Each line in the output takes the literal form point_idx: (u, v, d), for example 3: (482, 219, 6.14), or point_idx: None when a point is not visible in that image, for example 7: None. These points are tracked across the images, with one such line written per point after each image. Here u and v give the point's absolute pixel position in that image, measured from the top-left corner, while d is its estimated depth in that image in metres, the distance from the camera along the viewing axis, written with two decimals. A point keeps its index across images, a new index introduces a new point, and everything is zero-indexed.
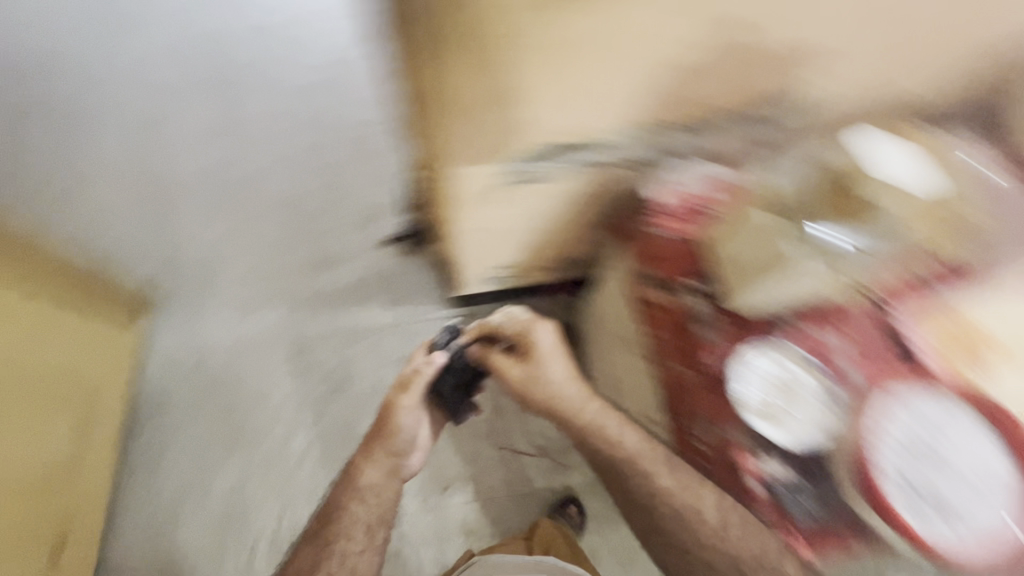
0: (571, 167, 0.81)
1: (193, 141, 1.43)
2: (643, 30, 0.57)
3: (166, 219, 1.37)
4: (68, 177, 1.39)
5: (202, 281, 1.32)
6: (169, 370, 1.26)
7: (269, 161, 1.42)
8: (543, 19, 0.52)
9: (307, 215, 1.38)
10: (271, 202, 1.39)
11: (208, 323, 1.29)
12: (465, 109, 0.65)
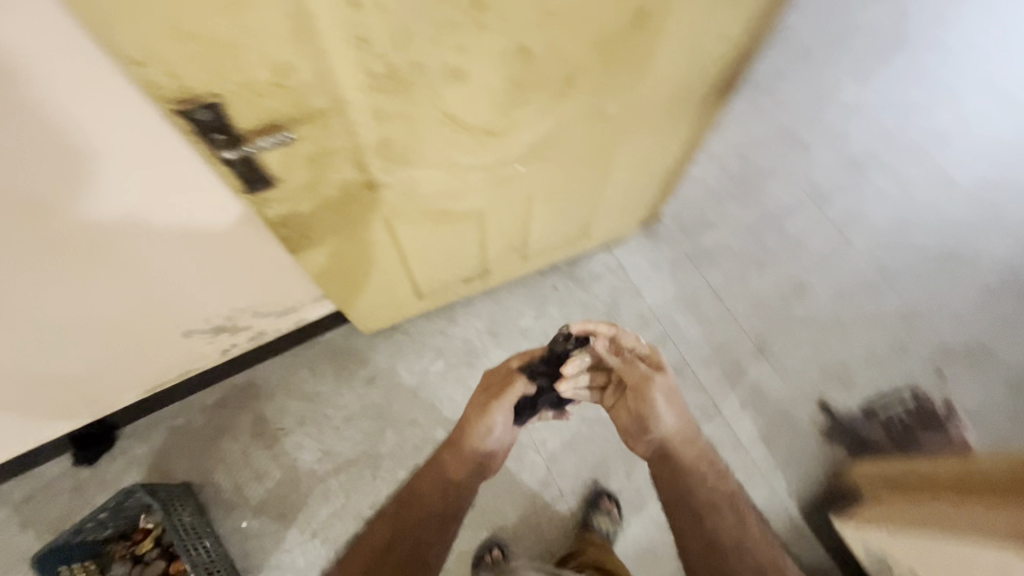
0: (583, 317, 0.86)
1: (892, 281, 1.46)
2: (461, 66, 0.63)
3: (805, 244, 1.52)
4: (782, 182, 1.60)
5: (790, 252, 1.50)
6: (710, 206, 1.55)
7: (852, 253, 1.52)
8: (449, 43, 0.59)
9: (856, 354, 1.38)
10: (855, 337, 1.40)
11: (760, 265, 1.48)
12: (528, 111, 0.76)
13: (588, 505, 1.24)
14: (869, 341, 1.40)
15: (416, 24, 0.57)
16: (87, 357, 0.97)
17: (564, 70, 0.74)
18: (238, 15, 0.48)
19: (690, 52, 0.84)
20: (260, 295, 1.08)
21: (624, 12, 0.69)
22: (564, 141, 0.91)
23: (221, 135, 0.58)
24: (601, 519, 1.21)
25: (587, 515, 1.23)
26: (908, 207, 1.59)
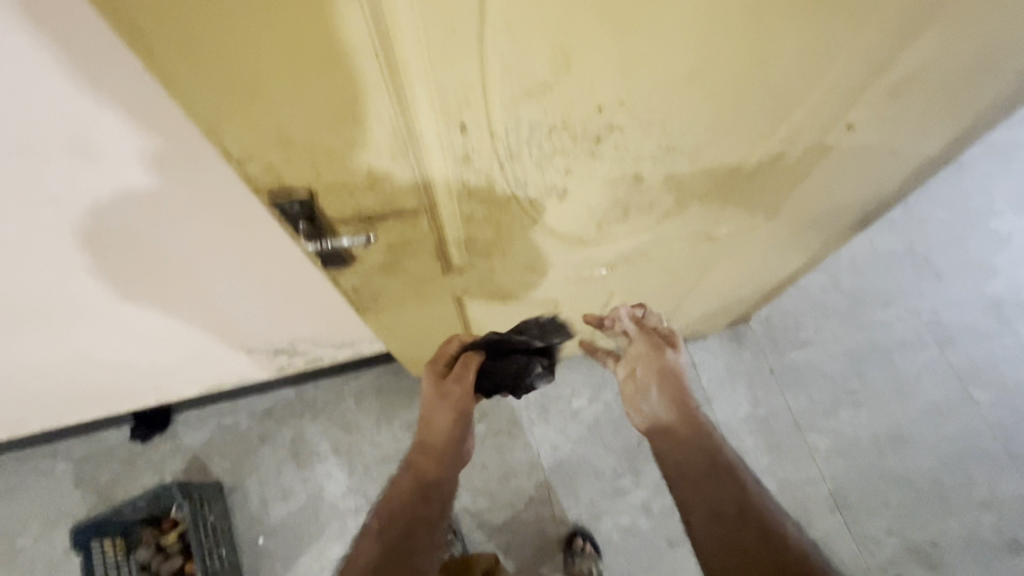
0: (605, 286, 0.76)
1: (1003, 460, 1.25)
2: (647, 52, 0.44)
3: (910, 383, 1.33)
4: (896, 310, 1.41)
5: (890, 393, 1.32)
6: (803, 318, 1.40)
7: (966, 408, 1.31)
8: (644, 33, 0.42)
9: (946, 529, 1.20)
10: (947, 509, 1.21)
11: (853, 402, 1.32)
12: (684, 140, 0.55)
13: (567, 544, 1.19)
14: (959, 517, 1.21)
15: (524, 149, 0.53)
16: (156, 354, 1.02)
17: (677, 197, 0.67)
18: (342, 130, 0.46)
19: (827, 193, 0.74)
20: (320, 329, 1.08)
21: (761, 154, 0.61)
22: (659, 254, 0.84)
23: (307, 226, 0.57)
24: (580, 561, 1.16)
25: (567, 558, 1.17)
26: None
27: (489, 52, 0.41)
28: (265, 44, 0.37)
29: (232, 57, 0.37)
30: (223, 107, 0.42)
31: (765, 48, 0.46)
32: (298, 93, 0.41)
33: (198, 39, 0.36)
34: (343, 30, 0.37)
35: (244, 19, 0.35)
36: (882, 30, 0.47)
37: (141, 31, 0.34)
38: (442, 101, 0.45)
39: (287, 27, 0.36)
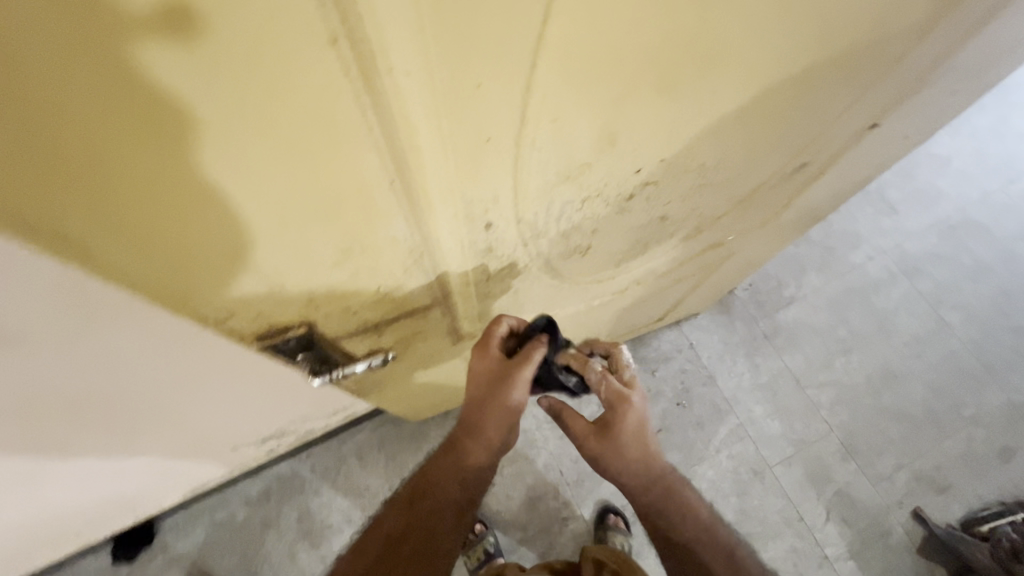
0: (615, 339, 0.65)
1: (981, 375, 1.34)
2: (704, 93, 0.35)
3: (889, 319, 1.39)
4: (865, 251, 1.45)
5: (874, 332, 1.37)
6: (783, 276, 1.42)
7: (942, 332, 1.38)
8: (705, 75, 0.33)
9: (947, 450, 1.27)
10: (943, 431, 1.29)
11: (843, 349, 1.36)
12: (722, 164, 0.49)
13: (599, 523, 1.19)
14: (954, 436, 1.28)
15: (551, 225, 0.45)
16: (126, 481, 0.88)
17: (698, 222, 0.62)
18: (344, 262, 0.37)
19: (834, 182, 0.70)
20: (311, 412, 0.97)
21: (785, 166, 0.56)
22: (669, 269, 0.79)
23: (307, 354, 0.47)
24: (613, 535, 1.15)
25: (600, 534, 1.17)
26: (1012, 283, 1.42)
27: (526, 151, 0.33)
28: (230, 183, 0.26)
29: (186, 208, 0.27)
30: (176, 268, 0.30)
31: (813, 72, 0.40)
32: (281, 228, 0.31)
33: (133, 199, 0.25)
34: (343, 150, 0.27)
35: (198, 161, 0.24)
36: (926, 36, 0.42)
37: (38, 211, 0.22)
38: (467, 207, 0.36)
39: (262, 159, 0.25)
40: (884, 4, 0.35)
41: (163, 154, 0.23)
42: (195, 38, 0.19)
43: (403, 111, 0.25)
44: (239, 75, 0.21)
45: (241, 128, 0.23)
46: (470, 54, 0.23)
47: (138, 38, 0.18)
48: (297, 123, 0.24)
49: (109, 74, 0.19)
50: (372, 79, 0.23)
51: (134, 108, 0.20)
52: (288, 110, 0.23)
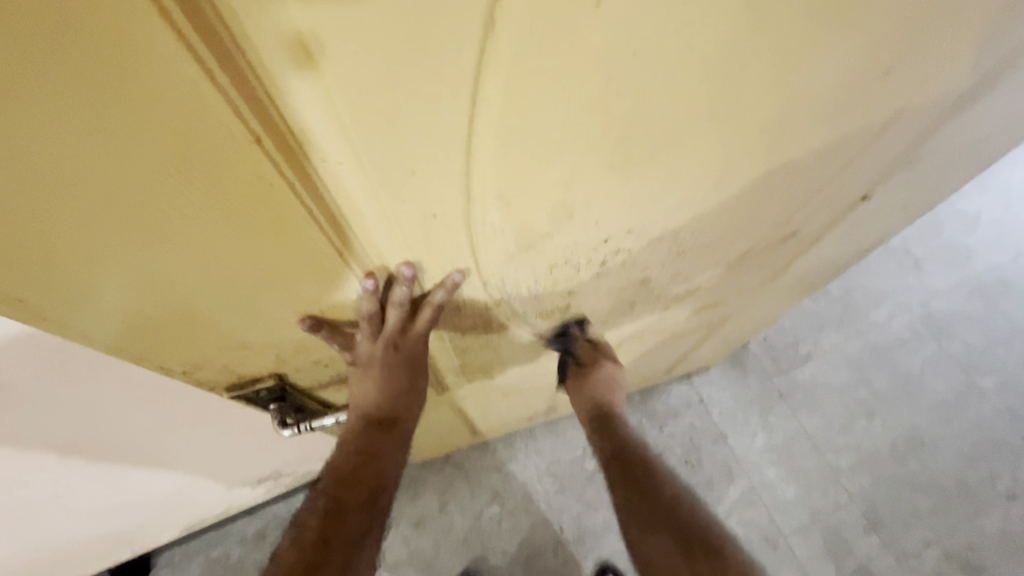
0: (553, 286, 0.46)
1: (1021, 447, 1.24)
2: (664, 166, 0.36)
3: (917, 381, 1.32)
4: (889, 307, 1.39)
5: (900, 395, 1.30)
6: (800, 331, 1.37)
7: (974, 398, 1.30)
8: (661, 148, 0.33)
9: (980, 528, 1.18)
10: (977, 506, 1.20)
11: (866, 412, 1.29)
12: (703, 230, 0.48)
13: None
14: (989, 513, 1.19)
15: (521, 289, 0.46)
16: (119, 516, 0.89)
17: (686, 284, 0.61)
18: (306, 322, 0.38)
19: (835, 247, 0.69)
20: (306, 454, 0.97)
21: (773, 234, 0.56)
22: (665, 326, 0.77)
23: (279, 407, 0.48)
24: None
25: None
26: None
27: (478, 225, 0.34)
28: (111, 211, 0.24)
29: (67, 238, 0.25)
30: (76, 299, 0.29)
31: (783, 152, 0.40)
32: (189, 265, 0.29)
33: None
34: (255, 198, 0.26)
35: (83, 193, 0.23)
36: (906, 116, 0.42)
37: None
38: (428, 272, 0.38)
39: (144, 190, 0.24)
40: (847, 93, 0.36)
41: (18, 176, 0.21)
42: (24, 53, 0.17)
43: (343, 191, 0.27)
44: (95, 96, 0.19)
45: (106, 151, 0.22)
46: (401, 146, 0.25)
47: (202, 92, 0.20)
48: (175, 153, 0.23)
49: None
50: (305, 160, 0.25)
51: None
52: (160, 139, 0.22)
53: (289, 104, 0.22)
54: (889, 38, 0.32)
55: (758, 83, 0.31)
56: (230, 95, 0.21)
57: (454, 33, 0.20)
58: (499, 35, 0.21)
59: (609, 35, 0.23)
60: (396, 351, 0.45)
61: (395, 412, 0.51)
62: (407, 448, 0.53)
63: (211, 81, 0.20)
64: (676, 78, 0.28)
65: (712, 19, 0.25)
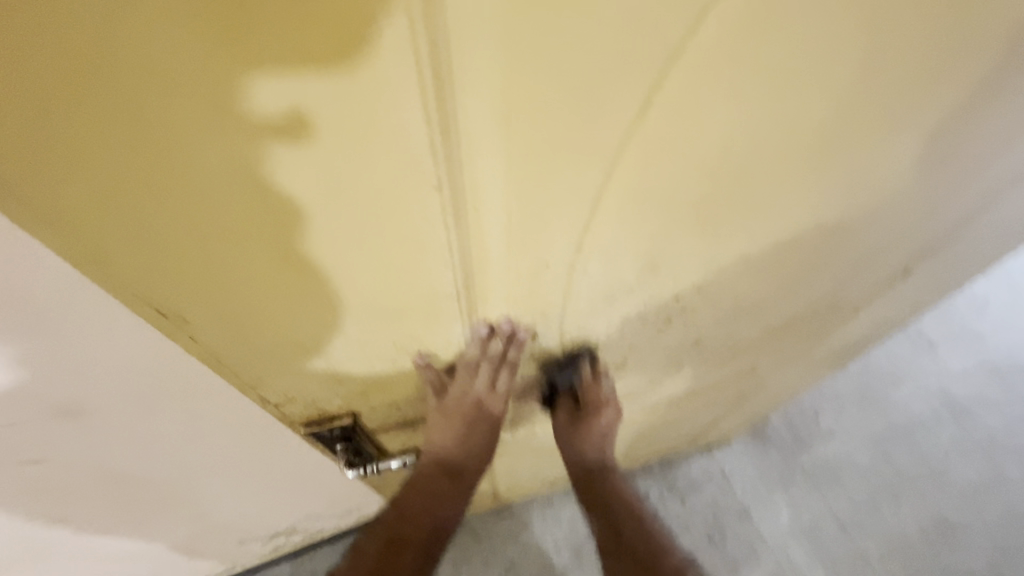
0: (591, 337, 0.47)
1: None
2: (743, 230, 0.39)
3: (942, 465, 1.30)
4: (907, 387, 1.40)
5: (926, 478, 1.28)
6: (820, 407, 1.37)
7: (1002, 486, 1.27)
8: (744, 214, 0.37)
9: None
10: None
11: (894, 496, 1.26)
12: (759, 293, 0.51)
13: None
14: None
15: (591, 341, 0.48)
16: (127, 569, 0.84)
17: (732, 347, 0.64)
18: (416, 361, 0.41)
19: (869, 320, 0.72)
20: (323, 504, 0.94)
21: (819, 303, 0.59)
22: (702, 391, 0.78)
23: (345, 447, 0.49)
24: None
25: None
26: None
27: (578, 276, 0.37)
28: (284, 236, 0.26)
29: (221, 246, 0.26)
30: (195, 306, 0.29)
31: (840, 224, 0.44)
32: (302, 280, 0.30)
33: (173, 232, 0.25)
34: (410, 232, 0.28)
35: (267, 220, 0.25)
36: (947, 199, 0.47)
37: (52, 212, 0.22)
38: (520, 317, 0.40)
39: (304, 213, 0.25)
40: (900, 174, 0.40)
41: (216, 197, 0.24)
42: (211, 66, 0.18)
43: (480, 236, 0.30)
44: (313, 136, 0.22)
45: (290, 179, 0.23)
46: (543, 196, 0.28)
47: (404, 139, 0.23)
48: (324, 171, 0.23)
49: (121, 89, 0.19)
50: (462, 209, 0.28)
51: (155, 129, 0.20)
52: (313, 158, 0.23)
53: (469, 159, 0.25)
54: (941, 132, 0.37)
55: (833, 162, 0.35)
56: (436, 158, 0.24)
57: (618, 110, 0.25)
58: (650, 115, 0.26)
59: (730, 115, 0.28)
60: (475, 407, 0.48)
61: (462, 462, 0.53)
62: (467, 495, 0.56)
63: (426, 144, 0.23)
64: (772, 154, 0.32)
65: (809, 108, 0.30)
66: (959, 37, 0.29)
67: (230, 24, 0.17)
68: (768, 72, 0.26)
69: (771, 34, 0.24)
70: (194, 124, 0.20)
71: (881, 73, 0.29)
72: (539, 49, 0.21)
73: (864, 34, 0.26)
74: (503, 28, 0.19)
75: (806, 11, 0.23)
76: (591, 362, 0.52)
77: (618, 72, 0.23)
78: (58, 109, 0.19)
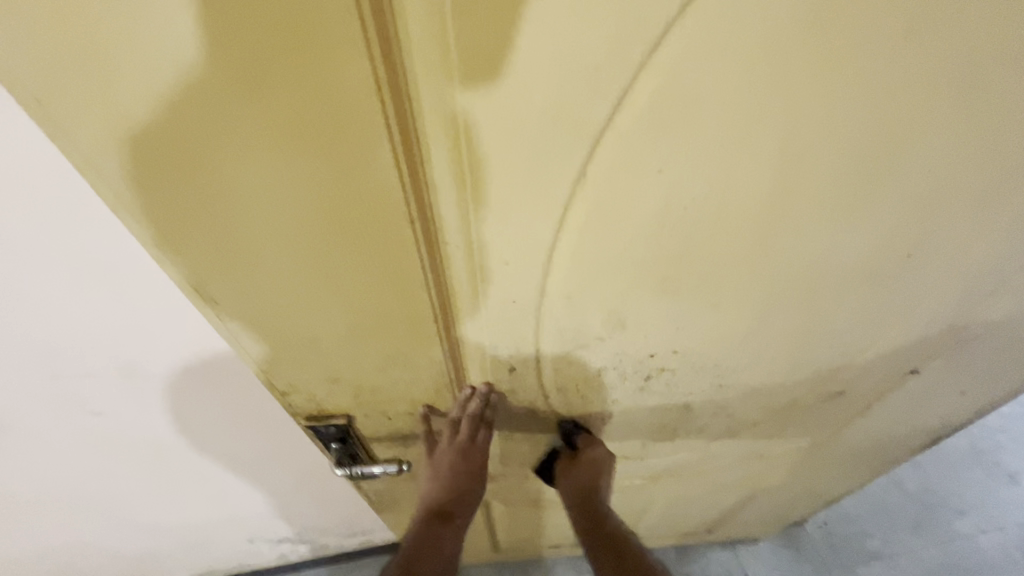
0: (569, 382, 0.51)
1: None
2: (711, 299, 0.42)
3: None
4: (976, 520, 1.23)
5: None
6: (866, 523, 1.24)
7: None
8: (707, 284, 0.40)
9: None
10: None
11: None
12: (746, 369, 0.52)
13: None
14: None
15: (570, 386, 0.51)
16: (153, 540, 0.94)
17: (730, 423, 0.63)
18: (421, 410, 0.52)
19: (891, 422, 0.68)
20: (330, 515, 0.99)
21: (820, 390, 0.58)
22: (707, 468, 0.77)
23: (338, 448, 0.55)
24: None
25: None
26: None
27: (546, 316, 0.41)
28: (295, 245, 0.34)
29: (247, 249, 0.33)
30: (225, 291, 0.36)
31: (823, 310, 0.45)
32: (311, 278, 0.36)
33: (212, 234, 0.32)
34: (393, 256, 0.35)
35: (283, 230, 0.32)
36: (947, 301, 0.47)
37: (129, 205, 0.30)
38: (497, 351, 0.45)
39: (311, 226, 0.32)
40: (874, 270, 0.41)
41: (246, 209, 0.31)
42: (250, 103, 0.26)
43: (452, 269, 0.36)
44: (316, 166, 0.29)
45: (301, 198, 0.31)
46: (503, 240, 0.34)
47: (386, 179, 0.30)
48: (327, 187, 0.30)
49: (184, 116, 0.26)
50: (436, 243, 0.34)
51: (206, 147, 0.28)
52: (317, 183, 0.30)
53: (438, 201, 0.32)
54: (912, 232, 0.39)
55: (793, 244, 0.38)
56: (411, 198, 0.31)
57: (559, 174, 0.31)
58: (589, 182, 0.31)
59: (666, 189, 0.32)
60: (464, 456, 0.55)
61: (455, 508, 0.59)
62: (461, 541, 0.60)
63: (402, 185, 0.30)
64: (722, 229, 0.36)
65: (750, 189, 0.33)
66: (901, 144, 0.32)
67: (263, 78, 0.25)
68: (694, 154, 0.31)
69: (691, 124, 0.29)
70: (233, 144, 0.28)
71: (820, 166, 0.33)
72: (484, 118, 0.28)
73: (788, 132, 0.30)
74: (454, 100, 0.27)
75: (719, 108, 0.28)
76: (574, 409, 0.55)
77: (551, 140, 0.29)
78: (143, 129, 0.27)
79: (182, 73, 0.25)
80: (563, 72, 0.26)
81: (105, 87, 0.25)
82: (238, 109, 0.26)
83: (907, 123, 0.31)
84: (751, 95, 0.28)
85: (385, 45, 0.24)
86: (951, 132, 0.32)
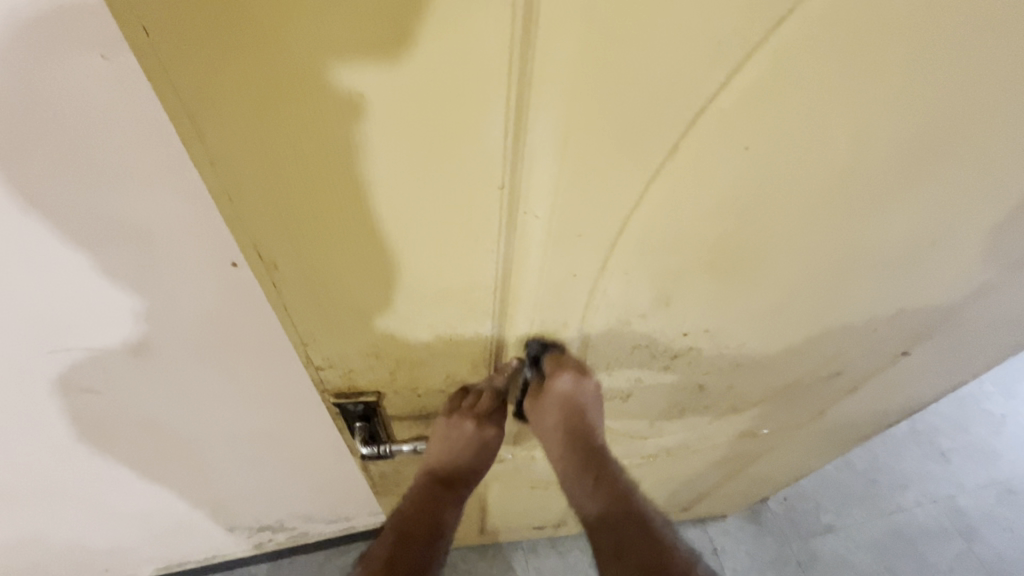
0: (599, 359, 0.51)
1: None
2: (755, 279, 0.44)
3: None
4: (914, 493, 1.36)
5: None
6: (822, 497, 1.34)
7: None
8: (754, 263, 0.42)
9: None
10: None
11: None
12: (763, 349, 0.55)
13: None
14: None
15: (600, 365, 0.52)
16: (122, 530, 0.88)
17: (733, 402, 0.67)
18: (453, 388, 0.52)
19: (871, 401, 0.74)
20: (316, 502, 0.96)
21: (820, 370, 0.62)
22: (700, 447, 0.80)
23: (362, 426, 0.53)
24: None
25: None
26: None
27: (599, 293, 0.42)
28: (373, 207, 0.32)
29: (322, 207, 0.32)
30: (286, 253, 0.35)
31: (845, 293, 0.49)
32: (378, 243, 0.35)
33: (292, 189, 0.31)
34: (471, 222, 0.34)
35: (364, 190, 0.31)
36: (947, 285, 0.51)
37: (211, 149, 0.28)
38: (544, 326, 0.45)
39: (393, 187, 0.31)
40: (901, 253, 0.45)
41: (333, 164, 0.29)
42: (374, 58, 0.25)
43: (524, 239, 0.36)
44: (421, 122, 0.28)
45: (393, 157, 0.29)
46: (581, 211, 0.34)
47: (485, 141, 0.29)
48: (426, 152, 0.29)
49: (297, 60, 0.25)
50: (515, 213, 0.34)
51: (312, 97, 0.26)
52: (415, 141, 0.29)
53: (528, 173, 0.32)
54: (935, 220, 0.42)
55: (841, 225, 0.40)
56: (504, 165, 0.31)
57: (653, 146, 0.31)
58: (678, 156, 0.32)
59: (743, 170, 0.34)
60: (474, 429, 0.54)
61: (455, 475, 0.59)
62: (459, 504, 0.61)
63: (499, 150, 0.30)
64: (785, 208, 0.37)
65: (815, 173, 0.35)
66: (950, 136, 0.35)
67: (394, 21, 0.24)
68: (777, 133, 0.32)
69: (786, 101, 0.30)
70: (346, 100, 0.26)
71: (879, 157, 0.35)
72: (598, 90, 0.27)
73: (861, 122, 0.32)
74: (573, 67, 0.26)
75: (812, 93, 0.30)
76: (598, 387, 0.56)
77: (656, 115, 0.29)
78: (249, 67, 0.25)
79: (308, 10, 0.23)
80: (685, 44, 0.26)
81: (221, 15, 0.23)
82: (364, 66, 0.25)
83: (962, 112, 0.34)
84: (843, 77, 0.29)
85: (523, 2, 0.23)
86: (995, 124, 0.35)
